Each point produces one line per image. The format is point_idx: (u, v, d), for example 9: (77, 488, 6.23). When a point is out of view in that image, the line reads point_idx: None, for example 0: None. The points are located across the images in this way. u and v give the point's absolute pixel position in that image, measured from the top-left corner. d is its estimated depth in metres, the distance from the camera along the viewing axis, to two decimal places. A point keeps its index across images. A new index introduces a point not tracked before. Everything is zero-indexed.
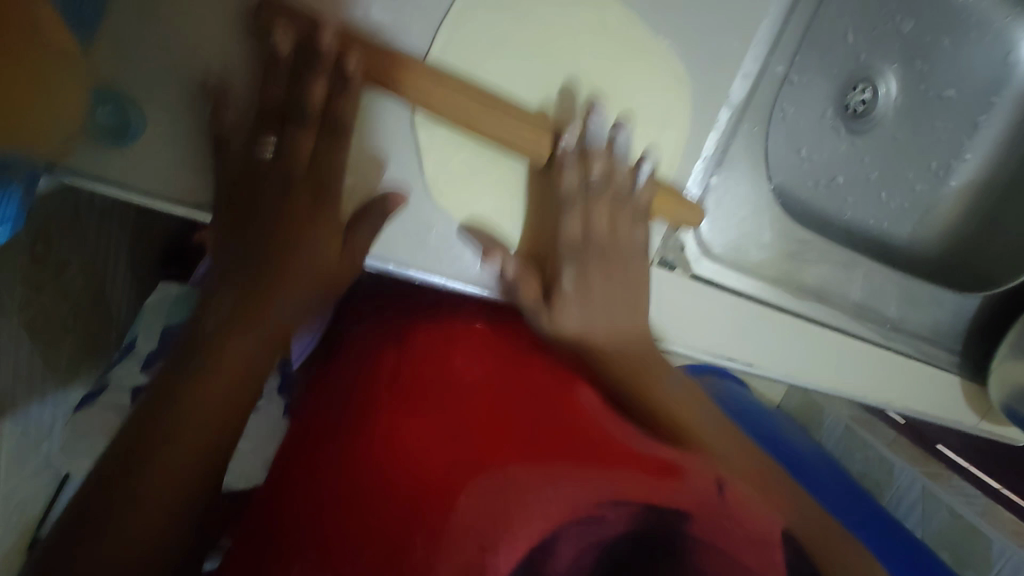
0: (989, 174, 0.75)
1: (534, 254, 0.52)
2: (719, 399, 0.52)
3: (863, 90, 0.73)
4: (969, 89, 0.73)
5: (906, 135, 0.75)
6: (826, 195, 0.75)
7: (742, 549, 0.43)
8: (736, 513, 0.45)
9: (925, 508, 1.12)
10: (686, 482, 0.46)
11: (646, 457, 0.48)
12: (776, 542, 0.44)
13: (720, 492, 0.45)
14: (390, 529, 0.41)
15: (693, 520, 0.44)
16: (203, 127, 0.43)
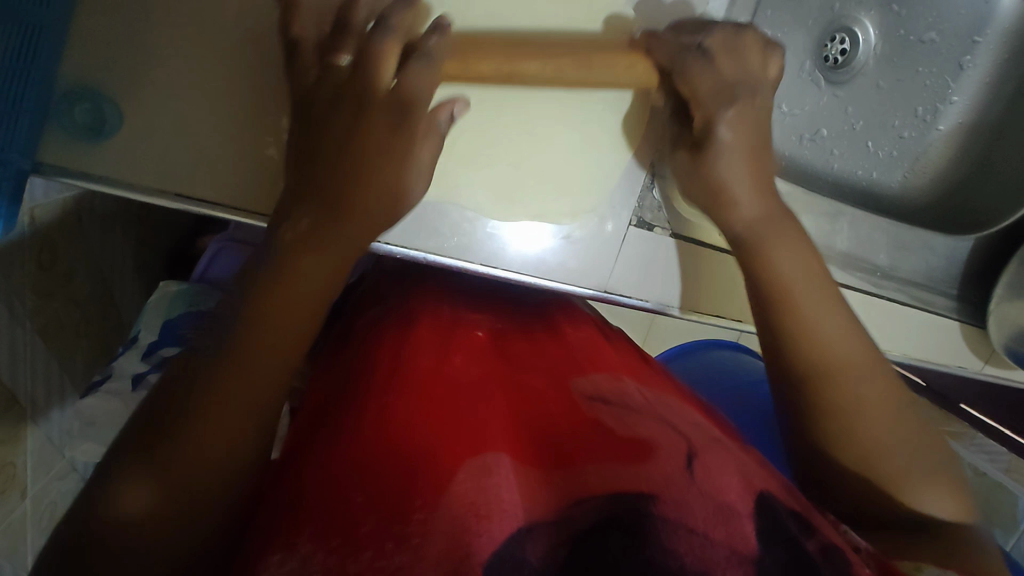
0: (979, 115, 0.73)
1: (519, 224, 0.56)
2: (814, 361, 0.47)
3: (841, 40, 0.72)
4: (952, 30, 0.71)
5: (889, 83, 0.74)
6: (811, 149, 0.75)
7: (714, 524, 0.38)
8: (706, 481, 0.43)
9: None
10: (659, 460, 0.44)
11: (622, 442, 0.47)
12: (743, 512, 0.40)
13: (691, 461, 0.45)
14: (395, 496, 0.40)
15: (661, 499, 0.40)
16: (170, 124, 0.46)
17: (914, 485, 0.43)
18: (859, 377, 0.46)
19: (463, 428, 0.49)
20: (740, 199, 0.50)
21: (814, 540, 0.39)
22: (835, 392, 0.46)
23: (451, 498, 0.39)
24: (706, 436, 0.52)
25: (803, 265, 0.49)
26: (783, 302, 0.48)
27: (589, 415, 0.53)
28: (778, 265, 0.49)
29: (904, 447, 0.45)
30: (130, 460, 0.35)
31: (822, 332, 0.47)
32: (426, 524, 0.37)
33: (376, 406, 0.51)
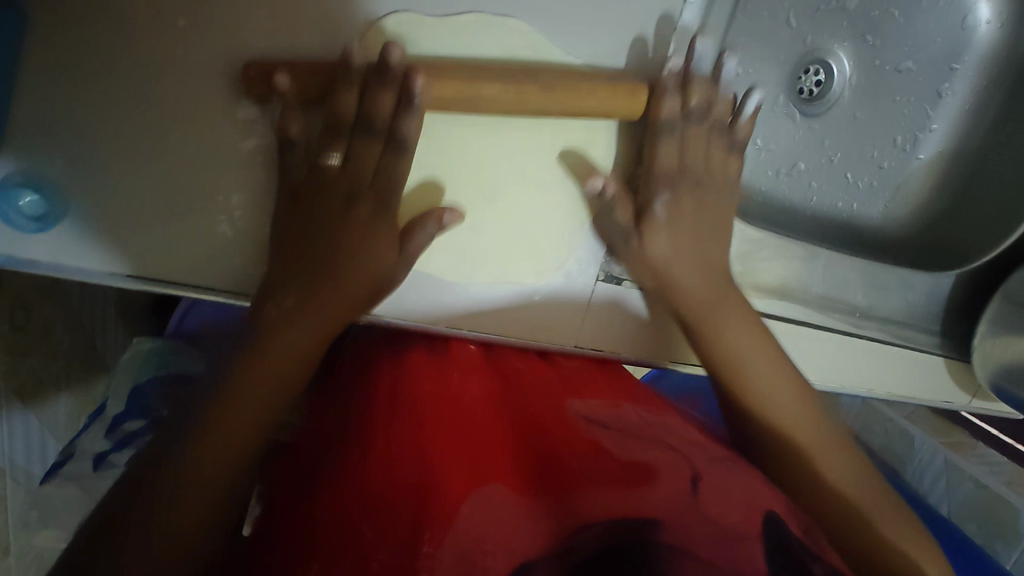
0: (960, 142, 0.72)
1: (477, 284, 0.56)
2: (734, 378, 0.54)
3: (816, 72, 0.71)
4: (929, 59, 0.70)
5: (866, 113, 0.73)
6: (788, 183, 0.73)
7: (718, 551, 0.41)
8: (711, 506, 0.45)
9: (949, 482, 1.08)
10: (659, 485, 0.47)
11: (625, 466, 0.49)
12: (750, 534, 0.42)
13: (693, 488, 0.47)
14: (406, 527, 0.42)
15: (664, 527, 0.43)
16: (117, 204, 0.46)
17: (882, 525, 0.48)
18: (810, 439, 0.52)
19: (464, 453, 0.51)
20: (690, 283, 0.54)
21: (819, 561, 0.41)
22: (751, 394, 0.54)
23: (460, 530, 0.42)
24: (698, 450, 0.53)
25: (748, 328, 0.55)
26: (742, 376, 0.54)
27: (590, 439, 0.54)
28: (725, 339, 0.54)
29: (842, 465, 0.51)
30: (178, 454, 0.40)
31: (773, 392, 0.53)
32: (436, 557, 0.39)
33: (379, 435, 0.52)
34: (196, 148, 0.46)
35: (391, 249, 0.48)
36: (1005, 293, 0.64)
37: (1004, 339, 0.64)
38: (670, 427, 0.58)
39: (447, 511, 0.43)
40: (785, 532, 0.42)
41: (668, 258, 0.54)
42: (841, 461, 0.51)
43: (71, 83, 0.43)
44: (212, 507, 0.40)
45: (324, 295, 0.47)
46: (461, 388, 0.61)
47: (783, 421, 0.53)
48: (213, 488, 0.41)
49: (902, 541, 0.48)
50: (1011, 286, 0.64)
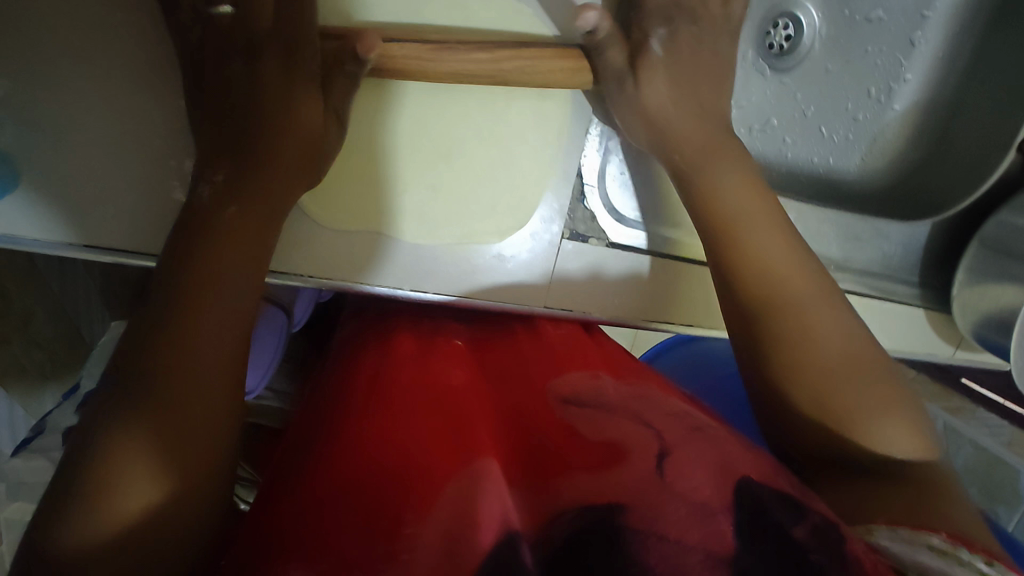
0: (935, 92, 0.71)
1: (442, 243, 0.56)
2: (756, 275, 0.48)
3: (785, 26, 0.70)
4: (900, 7, 0.68)
5: (839, 65, 0.71)
6: (761, 139, 0.73)
7: (689, 528, 0.38)
8: (679, 482, 0.42)
9: (949, 446, 1.07)
10: (632, 460, 0.44)
11: (594, 446, 0.47)
12: (720, 508, 0.39)
13: (660, 459, 0.44)
14: (378, 513, 0.39)
15: (630, 509, 0.39)
16: (72, 175, 0.46)
17: (867, 416, 0.43)
18: (798, 303, 0.47)
19: (444, 433, 0.48)
20: (679, 127, 0.53)
21: (805, 525, 0.38)
22: (790, 318, 0.46)
23: (439, 516, 0.39)
24: (676, 420, 0.51)
25: (742, 173, 0.52)
26: (737, 230, 0.50)
27: (567, 420, 0.52)
28: (716, 177, 0.52)
29: (852, 373, 0.44)
30: (113, 437, 0.33)
31: (764, 252, 0.49)
32: (416, 538, 0.37)
33: (346, 430, 0.49)
34: (149, 115, 0.46)
35: (312, 106, 0.45)
36: (980, 240, 0.64)
37: (981, 288, 0.63)
38: (653, 403, 0.55)
39: (428, 493, 0.41)
40: (763, 498, 0.40)
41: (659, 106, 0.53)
42: (836, 324, 0.47)
43: (20, 54, 0.44)
44: (193, 493, 0.34)
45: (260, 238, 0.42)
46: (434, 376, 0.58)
47: (803, 327, 0.46)
48: (182, 468, 0.34)
49: (891, 434, 0.43)
50: (986, 232, 0.63)
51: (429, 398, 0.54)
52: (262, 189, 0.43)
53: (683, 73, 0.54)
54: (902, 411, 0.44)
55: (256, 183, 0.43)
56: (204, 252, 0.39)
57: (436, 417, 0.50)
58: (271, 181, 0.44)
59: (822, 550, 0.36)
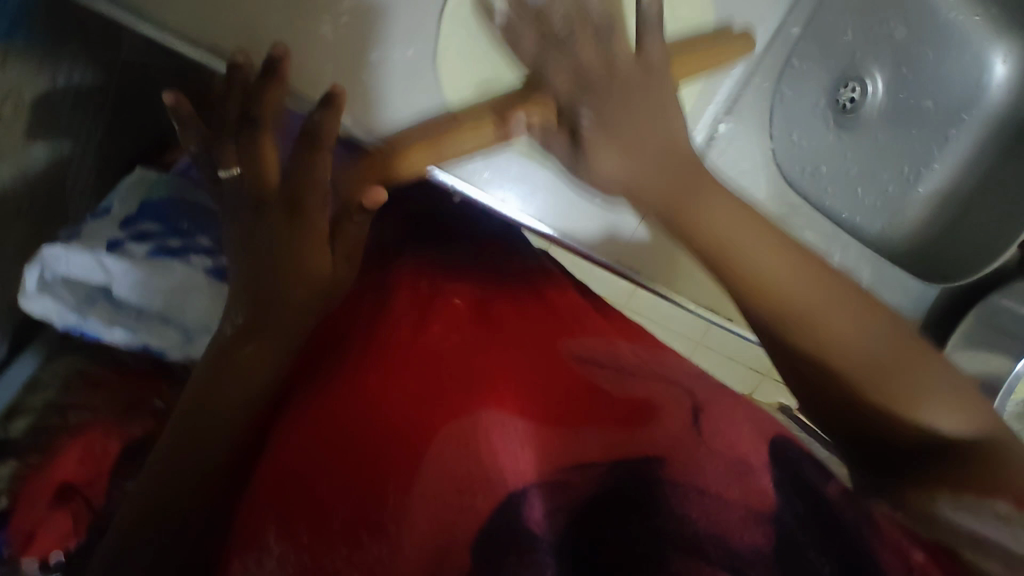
0: (956, 183, 0.80)
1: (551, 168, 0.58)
2: (739, 276, 0.48)
3: (853, 88, 0.78)
4: (946, 103, 0.79)
5: (887, 137, 0.80)
6: (811, 182, 0.79)
7: (728, 485, 0.37)
8: (715, 441, 0.40)
9: None
10: (663, 418, 0.41)
11: (619, 403, 0.43)
12: (757, 465, 0.38)
13: (695, 417, 0.42)
14: (364, 477, 0.38)
15: (668, 461, 0.38)
16: None
17: (892, 389, 0.42)
18: (777, 288, 0.46)
19: (444, 380, 0.45)
20: (651, 179, 0.50)
21: (835, 483, 0.38)
22: (771, 299, 0.46)
23: (425, 481, 0.38)
24: (702, 382, 0.49)
25: (745, 218, 0.50)
26: (730, 258, 0.48)
27: (586, 373, 0.48)
28: (714, 226, 0.49)
29: (843, 309, 0.45)
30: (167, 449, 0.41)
31: (748, 261, 0.48)
32: (403, 510, 0.36)
33: (351, 377, 0.47)
34: None
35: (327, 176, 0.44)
36: (977, 314, 0.72)
37: (970, 353, 0.71)
38: (675, 363, 0.53)
39: (419, 453, 0.39)
40: (795, 457, 0.40)
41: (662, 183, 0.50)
42: (823, 288, 0.46)
43: None
44: (214, 478, 0.41)
45: (280, 336, 0.44)
46: (440, 317, 0.53)
47: (762, 287, 0.47)
48: (211, 466, 0.41)
49: (953, 418, 0.41)
50: (982, 311, 0.72)
51: (450, 342, 0.50)
52: (296, 202, 0.43)
53: (628, 131, 0.50)
54: (948, 388, 0.42)
55: (266, 311, 0.44)
56: (254, 286, 0.44)
57: (437, 360, 0.48)
58: (298, 186, 0.44)
59: (852, 509, 0.36)
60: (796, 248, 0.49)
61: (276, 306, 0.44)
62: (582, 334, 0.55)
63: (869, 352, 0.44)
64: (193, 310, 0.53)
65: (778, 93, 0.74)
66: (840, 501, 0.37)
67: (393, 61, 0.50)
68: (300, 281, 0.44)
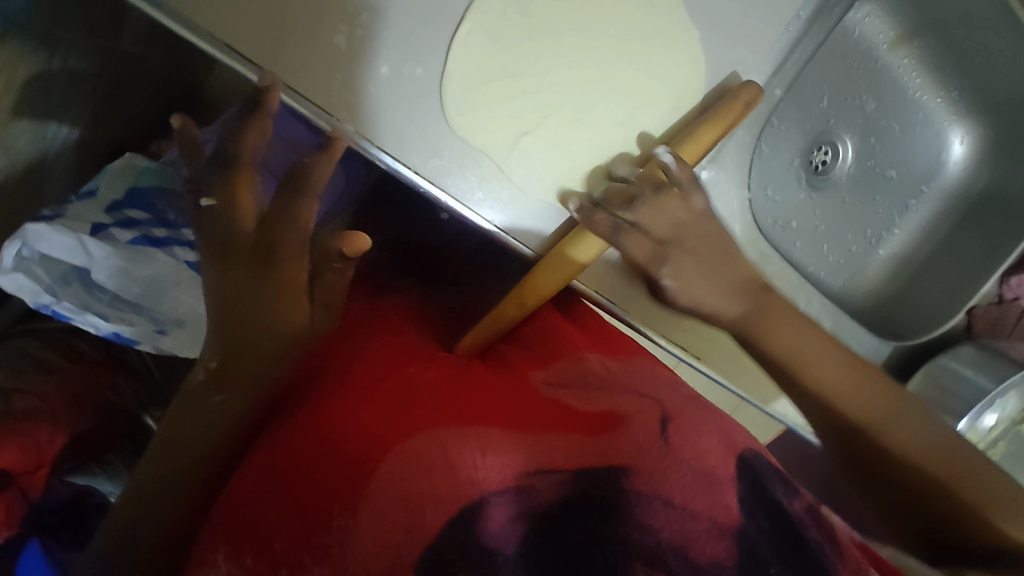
0: (912, 250, 0.86)
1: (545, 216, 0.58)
2: (766, 351, 0.56)
3: (825, 151, 0.83)
4: (907, 174, 0.85)
5: (851, 200, 0.86)
6: (780, 234, 0.83)
7: (695, 496, 0.40)
8: (683, 450, 0.43)
9: None
10: (630, 428, 0.45)
11: (586, 414, 0.47)
12: (723, 478, 0.42)
13: (664, 427, 0.46)
14: (315, 501, 0.38)
15: (637, 471, 0.41)
16: None
17: (968, 483, 0.46)
18: (814, 366, 0.53)
19: (408, 403, 0.45)
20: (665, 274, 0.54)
21: (801, 500, 0.43)
22: (806, 385, 0.53)
23: (373, 501, 0.37)
24: (666, 396, 0.53)
25: (815, 337, 0.55)
26: (776, 344, 0.55)
27: (557, 396, 0.50)
28: (824, 377, 0.53)
29: (871, 389, 0.51)
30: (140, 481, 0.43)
31: (794, 347, 0.55)
32: (348, 530, 0.36)
33: (320, 396, 0.47)
34: None
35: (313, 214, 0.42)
36: (928, 372, 0.76)
37: None
38: (646, 378, 0.56)
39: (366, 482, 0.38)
40: (761, 472, 0.44)
41: (796, 350, 0.54)
42: (833, 365, 0.53)
43: None
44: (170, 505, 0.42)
45: (245, 366, 0.44)
46: (424, 354, 0.53)
47: (805, 372, 0.53)
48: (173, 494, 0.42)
49: (992, 509, 0.44)
50: (933, 369, 0.76)
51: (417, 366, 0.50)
52: (263, 250, 0.42)
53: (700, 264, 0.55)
54: (929, 437, 0.49)
55: (239, 337, 0.43)
56: (222, 318, 0.43)
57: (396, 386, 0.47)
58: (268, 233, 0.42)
59: (815, 530, 0.40)
60: (830, 343, 0.55)
61: (252, 333, 0.43)
62: (551, 353, 0.57)
63: (920, 452, 0.47)
64: (174, 303, 0.53)
65: (758, 149, 0.79)
66: (802, 512, 0.41)
67: (400, 76, 0.50)
68: (294, 315, 0.44)
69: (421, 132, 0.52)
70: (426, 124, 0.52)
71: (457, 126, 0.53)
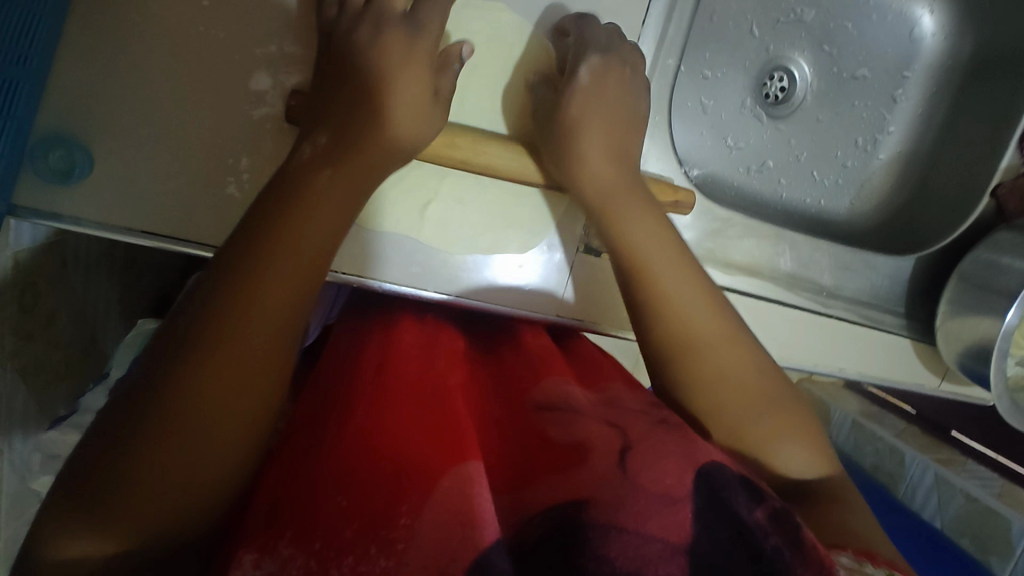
0: (916, 142, 0.78)
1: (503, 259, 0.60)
2: (628, 254, 0.51)
3: (779, 79, 0.77)
4: (881, 66, 0.77)
5: (828, 115, 0.79)
6: (759, 179, 0.78)
7: (648, 517, 0.37)
8: (642, 474, 0.40)
9: (941, 497, 1.03)
10: (592, 461, 0.42)
11: (554, 448, 0.44)
12: (680, 497, 0.39)
13: (621, 456, 0.42)
14: (383, 495, 0.36)
15: (593, 503, 0.38)
16: (124, 171, 0.49)
17: (773, 442, 0.46)
18: (663, 272, 0.50)
19: (449, 420, 0.45)
20: (595, 167, 0.53)
21: (763, 506, 0.39)
22: (653, 289, 0.50)
23: (433, 508, 0.36)
24: (639, 412, 0.48)
25: (659, 233, 0.52)
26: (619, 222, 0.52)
27: (536, 426, 0.48)
28: (683, 308, 0.49)
29: (699, 309, 0.50)
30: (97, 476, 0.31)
31: (666, 274, 0.50)
32: (412, 530, 0.35)
33: (363, 403, 0.46)
34: (203, 117, 0.50)
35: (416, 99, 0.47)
36: (961, 274, 0.69)
37: (962, 319, 0.68)
38: (624, 399, 0.52)
39: (424, 488, 0.37)
40: (725, 484, 0.40)
41: (675, 290, 0.49)
42: (708, 306, 0.50)
43: (95, 66, 0.48)
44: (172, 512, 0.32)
45: (279, 333, 0.37)
46: (443, 373, 0.53)
47: (661, 294, 0.49)
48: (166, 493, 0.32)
49: (788, 456, 0.46)
50: (966, 267, 0.69)
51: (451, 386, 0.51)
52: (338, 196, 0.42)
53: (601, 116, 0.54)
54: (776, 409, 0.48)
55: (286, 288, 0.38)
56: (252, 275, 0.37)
57: (438, 402, 0.47)
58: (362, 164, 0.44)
59: (778, 536, 0.38)
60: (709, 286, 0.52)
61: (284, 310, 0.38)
62: (541, 380, 0.54)
63: (731, 394, 0.47)
64: None
65: (704, 104, 0.76)
66: (762, 523, 0.38)
67: None
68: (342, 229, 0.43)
69: None
70: None
71: (364, 220, 0.56)
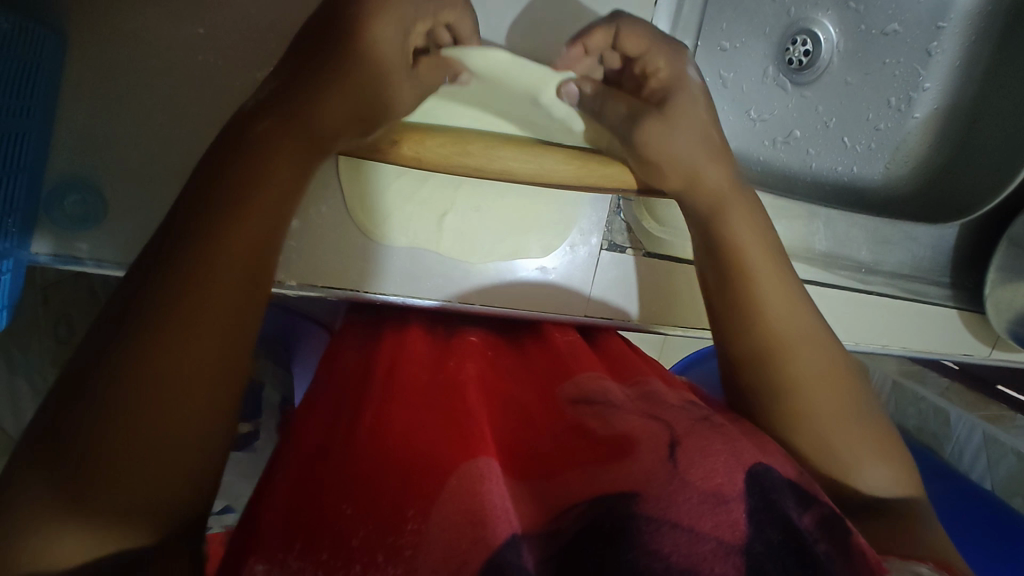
0: (955, 98, 0.72)
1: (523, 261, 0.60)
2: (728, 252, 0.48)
3: (803, 42, 0.72)
4: (914, 17, 0.70)
5: (857, 78, 0.74)
6: (785, 151, 0.75)
7: (702, 516, 0.35)
8: (691, 471, 0.38)
9: (989, 456, 1.00)
10: (638, 455, 0.40)
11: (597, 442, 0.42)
12: (731, 496, 0.36)
13: (671, 450, 0.40)
14: (387, 500, 0.33)
15: (641, 498, 0.36)
16: (141, 207, 0.49)
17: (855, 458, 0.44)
18: (754, 266, 0.47)
19: (454, 421, 0.42)
20: (709, 173, 0.49)
21: (813, 512, 0.38)
22: (748, 288, 0.47)
23: (444, 507, 0.33)
24: (682, 410, 0.46)
25: (753, 227, 0.49)
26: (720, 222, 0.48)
27: (577, 421, 0.46)
28: (770, 309, 0.46)
29: (791, 311, 0.47)
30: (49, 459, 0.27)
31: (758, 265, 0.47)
32: (421, 534, 0.32)
33: (373, 403, 0.43)
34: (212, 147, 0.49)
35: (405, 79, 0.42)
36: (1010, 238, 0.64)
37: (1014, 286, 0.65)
38: (665, 394, 0.50)
39: (433, 488, 0.34)
40: (773, 485, 0.38)
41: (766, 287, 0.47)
42: (800, 302, 0.47)
43: (99, 106, 0.47)
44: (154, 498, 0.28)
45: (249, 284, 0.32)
46: (450, 369, 0.50)
47: (753, 294, 0.47)
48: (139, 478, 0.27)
49: (873, 475, 0.43)
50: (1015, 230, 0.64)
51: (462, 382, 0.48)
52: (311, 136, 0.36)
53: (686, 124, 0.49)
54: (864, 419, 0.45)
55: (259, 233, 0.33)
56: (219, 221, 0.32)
57: (446, 402, 0.44)
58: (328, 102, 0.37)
59: (828, 542, 0.36)
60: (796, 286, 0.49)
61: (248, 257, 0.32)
62: (570, 376, 0.52)
63: (824, 399, 0.44)
64: None
65: (724, 76, 0.72)
66: (813, 530, 0.36)
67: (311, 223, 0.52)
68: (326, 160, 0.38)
69: (357, 261, 0.55)
70: (360, 245, 0.55)
71: (382, 237, 0.55)
